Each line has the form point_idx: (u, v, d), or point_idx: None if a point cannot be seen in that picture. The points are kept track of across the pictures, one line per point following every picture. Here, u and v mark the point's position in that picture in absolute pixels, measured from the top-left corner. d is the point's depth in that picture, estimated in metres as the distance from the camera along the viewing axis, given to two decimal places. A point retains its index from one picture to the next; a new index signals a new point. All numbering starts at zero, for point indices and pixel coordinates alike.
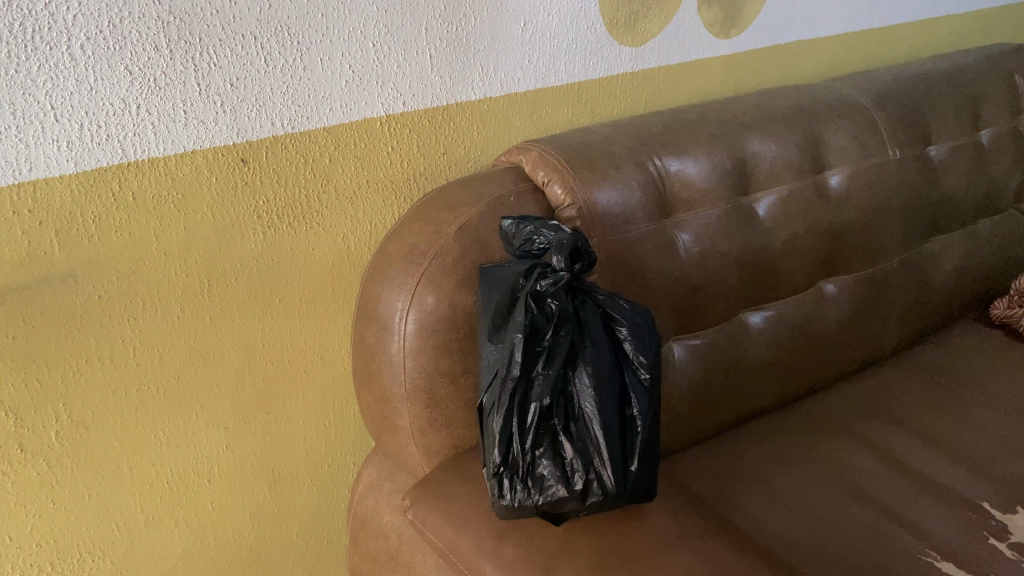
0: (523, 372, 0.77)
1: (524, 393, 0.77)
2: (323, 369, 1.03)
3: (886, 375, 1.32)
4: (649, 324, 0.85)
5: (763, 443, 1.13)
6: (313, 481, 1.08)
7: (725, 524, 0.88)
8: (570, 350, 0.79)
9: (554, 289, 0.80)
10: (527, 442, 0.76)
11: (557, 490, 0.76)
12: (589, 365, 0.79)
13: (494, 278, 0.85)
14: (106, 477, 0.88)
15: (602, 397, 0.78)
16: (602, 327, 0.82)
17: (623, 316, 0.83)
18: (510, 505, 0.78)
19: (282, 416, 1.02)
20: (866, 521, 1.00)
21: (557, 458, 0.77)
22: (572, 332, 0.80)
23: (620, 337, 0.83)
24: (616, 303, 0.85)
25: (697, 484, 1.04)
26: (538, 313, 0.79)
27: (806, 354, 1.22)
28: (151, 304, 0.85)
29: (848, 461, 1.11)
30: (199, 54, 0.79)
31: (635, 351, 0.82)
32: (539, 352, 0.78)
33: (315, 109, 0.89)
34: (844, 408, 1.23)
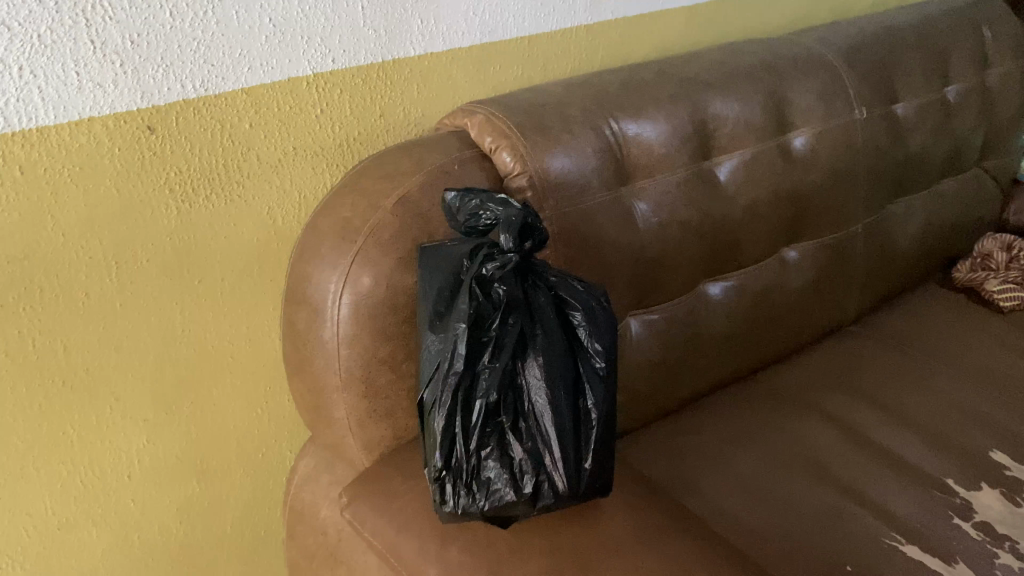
0: (467, 366, 0.70)
1: (469, 388, 0.70)
2: (253, 353, 0.95)
3: (849, 343, 1.28)
4: (606, 308, 0.78)
5: (724, 419, 1.09)
6: (246, 471, 1.01)
7: (686, 518, 0.83)
8: (519, 339, 0.72)
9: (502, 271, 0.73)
10: (472, 443, 0.69)
11: (505, 494, 0.70)
12: (540, 355, 0.72)
13: (437, 259, 0.77)
14: (8, 480, 0.80)
15: (554, 391, 0.71)
16: (554, 313, 0.75)
17: (578, 300, 0.76)
18: (454, 512, 0.71)
19: (209, 405, 0.94)
20: (831, 504, 0.96)
21: (505, 459, 0.70)
22: (520, 320, 0.73)
23: (574, 323, 0.76)
24: (570, 285, 0.77)
25: (656, 466, 0.99)
26: (484, 299, 0.71)
27: (767, 324, 1.17)
28: (51, 291, 0.76)
29: (811, 437, 1.07)
30: (91, 6, 0.69)
31: (589, 337, 0.75)
32: (484, 342, 0.71)
33: (231, 69, 0.79)
34: (806, 378, 1.19)
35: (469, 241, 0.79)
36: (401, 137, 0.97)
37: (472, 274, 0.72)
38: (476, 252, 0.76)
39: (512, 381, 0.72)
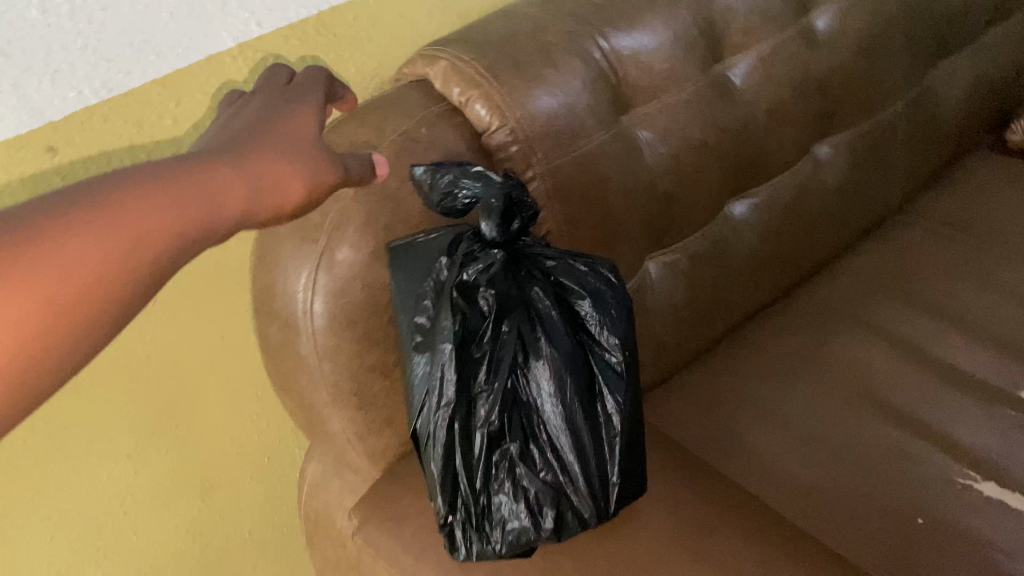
0: (461, 395, 0.59)
1: (467, 416, 0.59)
2: (235, 361, 0.86)
3: (895, 237, 1.15)
4: (618, 287, 0.67)
5: (766, 352, 0.98)
6: (254, 477, 0.94)
7: (733, 501, 0.73)
8: (518, 346, 0.62)
9: (484, 271, 0.61)
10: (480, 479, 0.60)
11: (523, 534, 0.61)
12: (545, 363, 0.61)
13: (411, 258, 0.63)
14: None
15: (567, 404, 0.61)
16: (556, 310, 0.63)
17: (584, 288, 0.65)
18: (468, 556, 0.62)
19: (198, 423, 0.86)
20: (894, 443, 0.86)
21: (520, 491, 0.61)
22: (516, 323, 0.62)
23: (580, 313, 0.65)
24: (571, 269, 0.66)
25: (693, 422, 0.90)
26: (468, 309, 0.60)
27: (803, 235, 1.04)
28: None
29: (864, 362, 0.95)
30: None
31: (603, 331, 0.64)
32: (477, 359, 0.60)
33: (135, 59, 0.65)
34: (852, 287, 1.07)
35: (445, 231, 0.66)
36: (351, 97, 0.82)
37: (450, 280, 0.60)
38: (454, 247, 0.64)
39: (516, 398, 0.62)
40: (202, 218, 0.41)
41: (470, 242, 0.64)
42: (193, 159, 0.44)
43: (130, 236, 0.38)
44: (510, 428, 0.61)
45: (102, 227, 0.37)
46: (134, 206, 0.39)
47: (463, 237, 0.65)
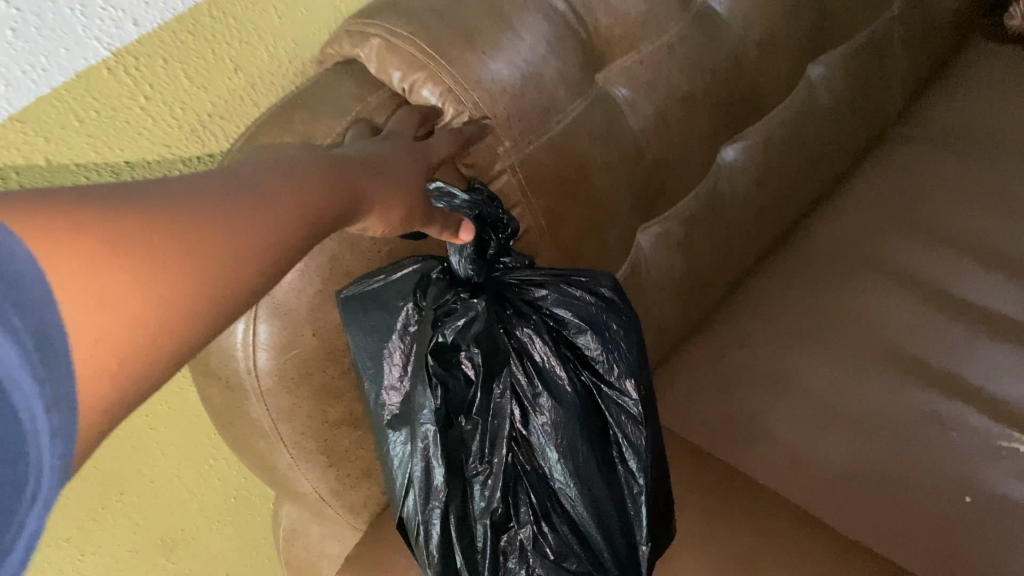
0: (454, 487, 0.50)
1: (462, 509, 0.50)
2: (179, 416, 0.72)
3: (896, 154, 1.04)
4: (624, 307, 0.56)
5: (771, 310, 0.89)
6: (224, 521, 0.83)
7: (767, 522, 0.66)
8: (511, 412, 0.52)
9: (462, 327, 0.50)
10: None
11: None
12: (546, 428, 0.52)
13: (368, 314, 0.50)
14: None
15: (578, 474, 0.52)
16: (556, 360, 0.53)
17: (584, 324, 0.54)
18: None
19: (146, 485, 0.74)
20: (923, 407, 0.79)
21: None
22: (505, 385, 0.52)
23: (582, 350, 0.54)
24: (567, 296, 0.54)
25: (703, 407, 0.81)
26: (448, 380, 0.50)
27: (801, 170, 0.93)
28: None
29: (879, 313, 0.87)
30: None
31: (612, 373, 0.54)
32: (466, 437, 0.51)
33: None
34: (856, 220, 0.97)
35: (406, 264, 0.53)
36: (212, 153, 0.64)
37: (422, 349, 0.49)
38: (421, 291, 0.51)
39: (516, 470, 0.53)
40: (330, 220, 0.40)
41: (439, 284, 0.52)
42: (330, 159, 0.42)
43: (291, 217, 0.36)
44: (513, 507, 0.53)
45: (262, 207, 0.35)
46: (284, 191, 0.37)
47: (431, 275, 0.52)
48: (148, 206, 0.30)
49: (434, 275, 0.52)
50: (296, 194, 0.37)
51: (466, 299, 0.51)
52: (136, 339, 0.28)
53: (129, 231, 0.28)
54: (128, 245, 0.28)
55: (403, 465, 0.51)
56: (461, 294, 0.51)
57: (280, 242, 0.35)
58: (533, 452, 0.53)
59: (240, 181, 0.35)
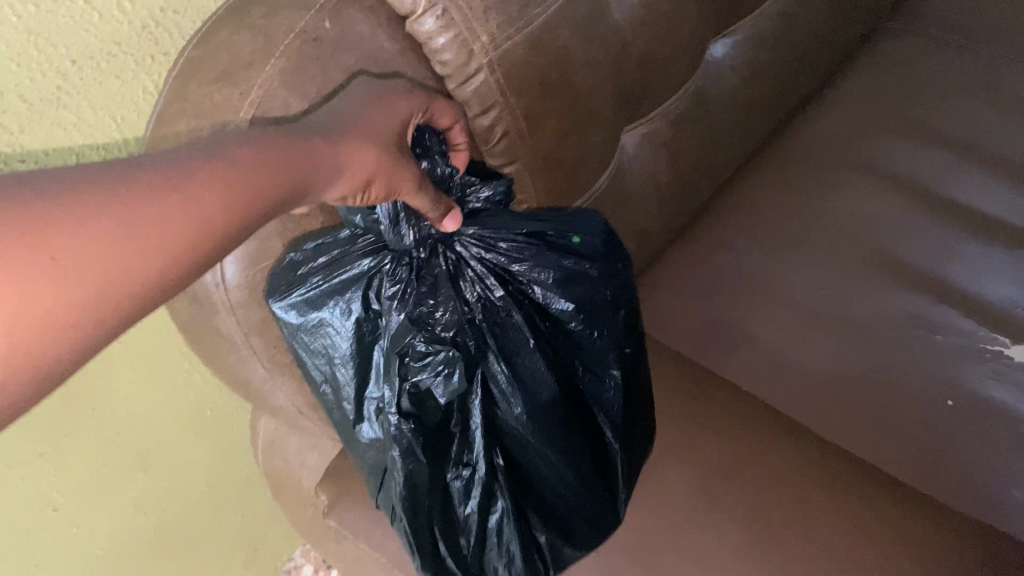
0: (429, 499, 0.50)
1: (445, 511, 0.51)
2: (146, 331, 0.71)
3: (886, 48, 1.00)
4: (597, 270, 0.56)
5: (757, 214, 0.86)
6: (198, 433, 0.82)
7: (749, 431, 0.65)
8: (488, 410, 0.51)
9: (438, 368, 0.46)
10: (473, 562, 0.53)
11: None
12: (527, 427, 0.51)
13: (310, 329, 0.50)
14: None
15: (557, 461, 0.53)
16: (539, 357, 0.52)
17: (571, 303, 0.54)
18: None
19: (118, 401, 0.72)
20: (909, 309, 0.77)
21: (519, 565, 0.54)
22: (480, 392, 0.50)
23: (563, 324, 0.54)
24: (536, 268, 0.53)
25: (686, 315, 0.80)
26: (424, 410, 0.47)
27: (791, 67, 0.89)
28: None
29: (865, 216, 0.85)
30: None
31: (595, 344, 0.55)
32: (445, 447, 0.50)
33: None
34: (846, 117, 0.94)
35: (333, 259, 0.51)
36: (134, 135, 0.60)
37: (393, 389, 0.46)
38: (370, 301, 0.49)
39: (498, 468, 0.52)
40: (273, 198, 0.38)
41: (389, 298, 0.48)
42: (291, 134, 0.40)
43: (214, 198, 0.34)
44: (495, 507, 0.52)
45: (185, 190, 0.33)
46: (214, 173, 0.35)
47: (374, 280, 0.50)
48: (44, 204, 0.29)
49: (385, 287, 0.49)
50: (235, 176, 0.35)
51: (429, 306, 0.48)
52: (19, 336, 0.27)
53: (46, 227, 0.28)
54: (44, 245, 0.28)
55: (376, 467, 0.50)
56: (418, 301, 0.48)
57: (207, 228, 0.34)
58: (511, 446, 0.52)
59: (162, 161, 0.33)
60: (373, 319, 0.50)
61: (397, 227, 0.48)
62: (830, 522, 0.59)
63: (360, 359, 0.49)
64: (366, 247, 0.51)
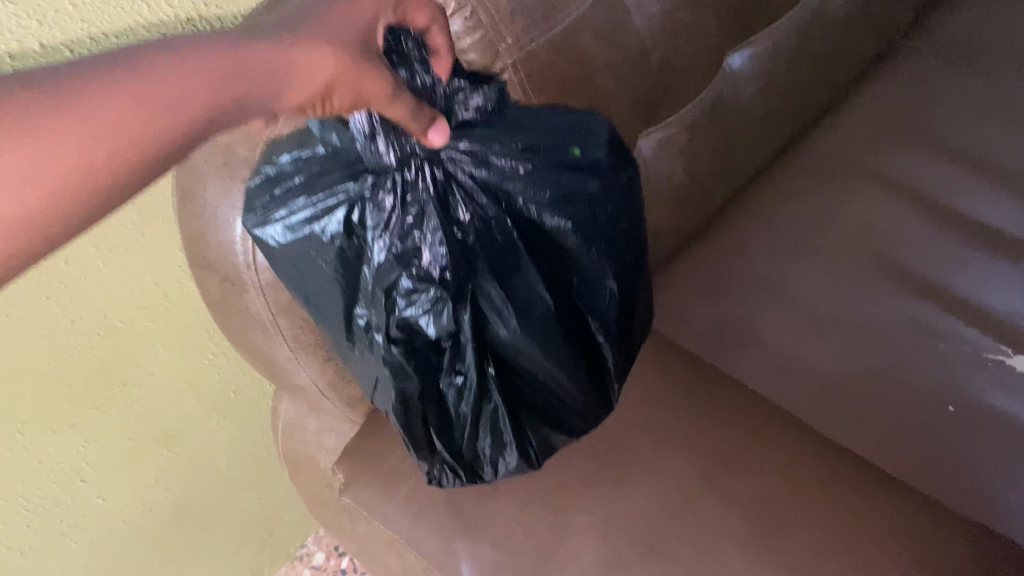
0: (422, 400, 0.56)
1: (441, 414, 0.58)
2: (176, 311, 0.74)
3: (904, 65, 1.02)
4: (594, 186, 0.57)
5: (769, 220, 0.88)
6: (220, 413, 0.85)
7: (753, 426, 0.67)
8: (480, 326, 0.55)
9: (426, 302, 0.53)
10: (470, 455, 0.60)
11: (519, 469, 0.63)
12: (516, 340, 0.56)
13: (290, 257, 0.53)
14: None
15: (549, 374, 0.58)
16: (527, 271, 0.56)
17: (561, 222, 0.56)
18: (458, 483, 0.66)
19: (145, 376, 0.75)
20: (915, 317, 0.79)
21: (507, 453, 0.60)
22: (474, 310, 0.54)
23: (557, 239, 0.57)
24: (528, 187, 0.56)
25: (696, 315, 0.82)
26: (413, 337, 0.54)
27: (807, 79, 0.91)
28: None
29: (874, 226, 0.87)
30: None
31: (591, 257, 0.58)
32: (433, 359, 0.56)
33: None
34: (860, 130, 0.96)
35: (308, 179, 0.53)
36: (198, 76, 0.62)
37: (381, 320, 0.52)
38: (351, 224, 0.53)
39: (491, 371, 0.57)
40: (199, 105, 0.37)
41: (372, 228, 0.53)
42: (218, 36, 0.40)
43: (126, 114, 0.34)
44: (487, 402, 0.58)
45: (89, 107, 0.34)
46: (125, 86, 0.35)
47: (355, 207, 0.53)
48: None
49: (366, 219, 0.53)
50: (151, 91, 0.35)
51: (415, 239, 0.54)
52: None
53: None
54: None
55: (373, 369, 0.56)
56: (399, 229, 0.53)
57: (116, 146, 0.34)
58: (503, 351, 0.57)
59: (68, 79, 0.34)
60: (357, 242, 0.53)
61: (373, 141, 0.50)
62: (828, 515, 0.61)
63: (342, 288, 0.53)
64: (345, 165, 0.53)
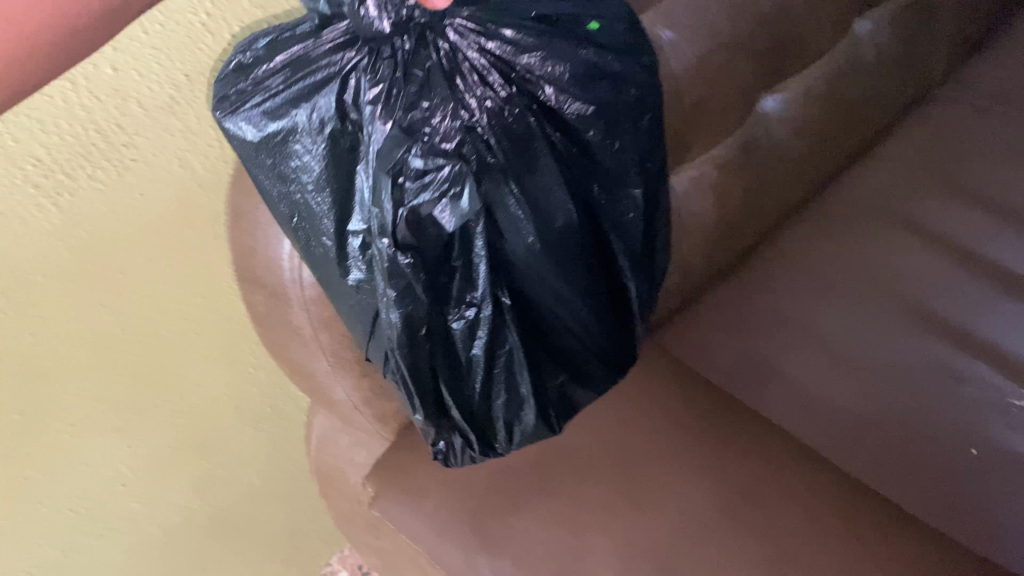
0: (430, 329, 0.53)
1: (450, 349, 0.55)
2: (220, 323, 0.77)
3: (937, 114, 1.04)
4: (612, 63, 0.57)
5: (798, 260, 0.90)
6: (256, 426, 0.88)
7: (774, 459, 0.69)
8: (494, 237, 0.53)
9: (442, 186, 0.49)
10: (483, 412, 0.61)
11: (529, 415, 0.62)
12: (532, 247, 0.54)
13: (277, 144, 0.50)
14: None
15: (560, 286, 0.58)
16: (541, 169, 0.54)
17: (572, 105, 0.56)
18: (460, 454, 0.65)
19: (187, 385, 0.79)
20: (940, 361, 0.80)
21: (521, 379, 0.59)
22: (488, 219, 0.52)
23: (568, 117, 0.56)
24: (537, 62, 0.54)
25: (722, 350, 0.84)
26: (422, 238, 0.50)
27: (838, 126, 0.93)
28: None
29: (902, 269, 0.88)
30: None
31: (602, 147, 0.58)
32: (446, 287, 0.53)
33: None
34: (890, 175, 0.98)
35: (293, 56, 0.51)
36: None
37: (391, 213, 0.47)
38: (346, 107, 0.50)
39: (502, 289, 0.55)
40: None
41: (369, 106, 0.49)
42: None
43: None
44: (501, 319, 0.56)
45: None
46: None
47: (352, 77, 0.49)
48: None
49: (365, 88, 0.49)
50: None
51: (423, 110, 0.50)
52: None
53: None
54: None
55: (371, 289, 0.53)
56: (404, 103, 0.50)
57: None
58: (514, 259, 0.55)
59: None
60: (352, 129, 0.50)
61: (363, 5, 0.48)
62: (845, 550, 0.62)
63: (337, 174, 0.50)
64: (335, 38, 0.51)
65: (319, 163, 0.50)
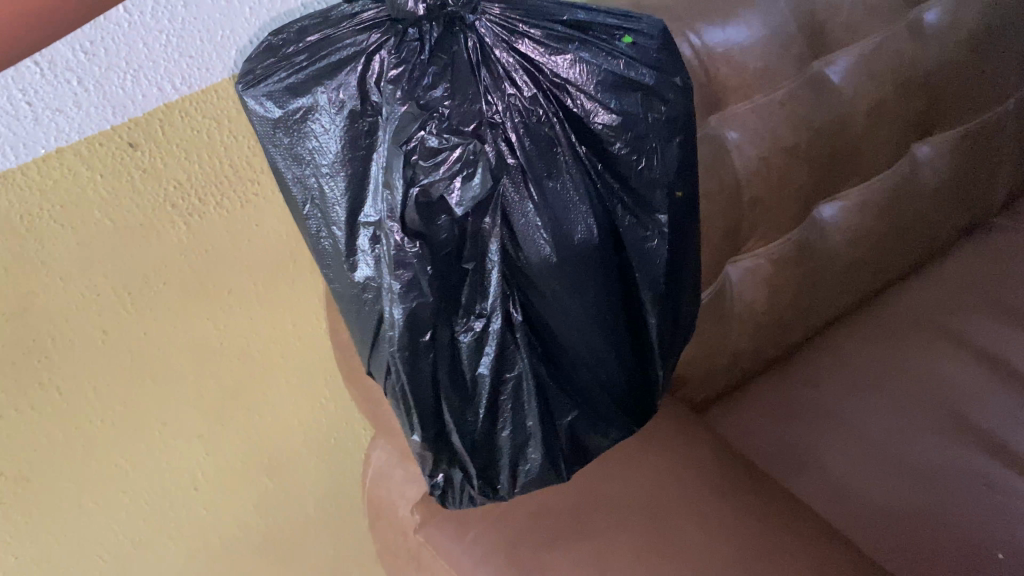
0: (435, 333, 0.54)
1: (454, 363, 0.57)
2: (304, 351, 0.86)
3: (992, 242, 1.08)
4: (644, 77, 0.60)
5: (845, 360, 0.94)
6: (319, 456, 0.95)
7: (801, 533, 0.72)
8: (504, 240, 0.56)
9: (456, 167, 0.52)
10: (487, 444, 0.61)
11: (533, 450, 0.62)
12: (543, 247, 0.57)
13: (295, 124, 0.54)
14: (72, 510, 0.80)
15: (574, 303, 0.59)
16: (552, 173, 0.58)
17: (591, 123, 0.59)
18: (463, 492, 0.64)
19: (266, 405, 0.87)
20: (975, 469, 0.83)
21: (530, 403, 0.60)
22: (496, 212, 0.55)
23: (590, 126, 0.59)
24: (560, 71, 0.59)
25: (763, 435, 0.88)
26: (433, 227, 0.52)
27: (893, 239, 0.99)
28: (72, 348, 0.70)
29: (945, 379, 0.91)
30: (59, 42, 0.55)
31: (625, 172, 0.61)
32: (458, 290, 0.55)
33: (218, 19, 0.61)
34: (941, 293, 1.02)
35: (322, 39, 0.56)
36: None
37: (402, 190, 0.51)
38: (368, 86, 0.54)
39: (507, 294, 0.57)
40: None
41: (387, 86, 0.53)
42: None
43: None
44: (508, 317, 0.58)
45: None
46: None
47: (375, 56, 0.54)
48: None
49: (387, 68, 0.54)
50: None
51: (437, 93, 0.54)
52: None
53: None
54: None
55: (377, 280, 0.55)
56: (423, 83, 0.54)
57: None
58: (523, 261, 0.57)
59: None
60: (371, 116, 0.54)
61: None
62: None
63: (353, 155, 0.54)
64: (364, 22, 0.56)
65: (336, 143, 0.54)
